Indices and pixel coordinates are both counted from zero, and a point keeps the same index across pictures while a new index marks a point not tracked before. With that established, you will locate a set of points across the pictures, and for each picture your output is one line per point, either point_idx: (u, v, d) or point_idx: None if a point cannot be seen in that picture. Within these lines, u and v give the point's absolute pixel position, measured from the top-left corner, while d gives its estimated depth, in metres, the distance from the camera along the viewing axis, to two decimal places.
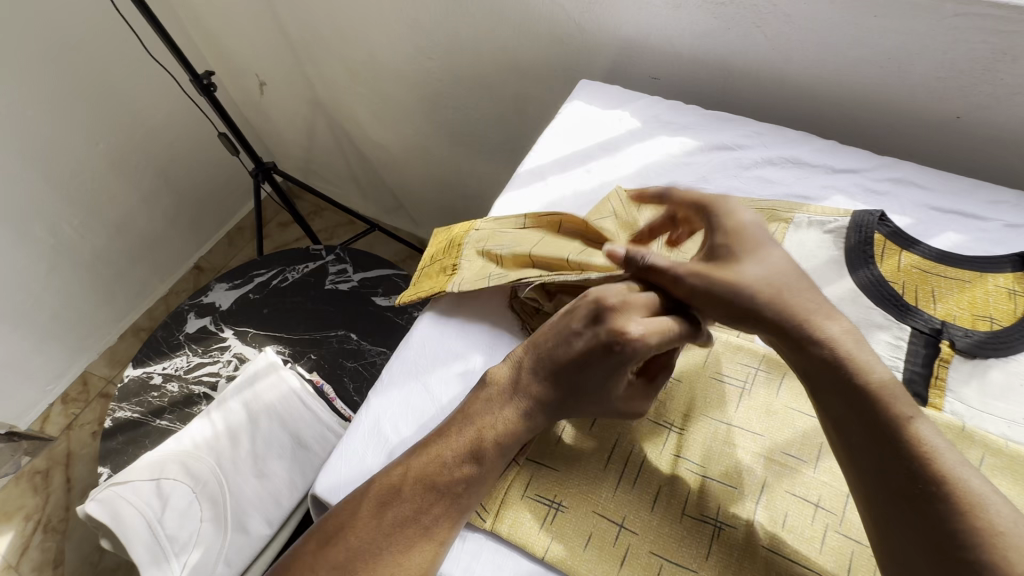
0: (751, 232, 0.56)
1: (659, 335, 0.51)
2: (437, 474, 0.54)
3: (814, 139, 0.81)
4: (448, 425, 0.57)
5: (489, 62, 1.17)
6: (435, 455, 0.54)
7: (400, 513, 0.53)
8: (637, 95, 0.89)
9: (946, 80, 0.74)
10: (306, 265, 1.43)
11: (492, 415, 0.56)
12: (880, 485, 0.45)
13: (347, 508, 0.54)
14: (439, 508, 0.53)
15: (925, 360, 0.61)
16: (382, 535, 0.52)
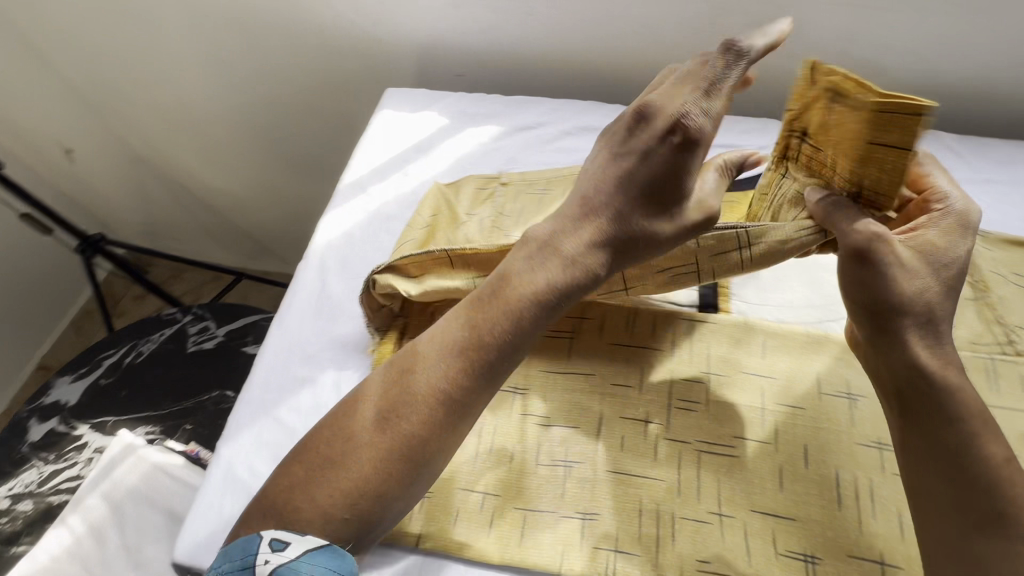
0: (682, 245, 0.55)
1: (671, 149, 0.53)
2: (432, 384, 0.52)
3: (600, 105, 0.90)
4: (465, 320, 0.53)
5: (307, 86, 1.17)
6: (444, 363, 0.52)
7: (375, 424, 0.51)
8: (442, 95, 0.94)
9: (688, 37, 0.86)
10: (161, 332, 1.32)
11: (498, 304, 0.53)
12: (931, 476, 0.47)
13: (351, 406, 0.54)
14: (438, 417, 0.51)
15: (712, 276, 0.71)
16: (361, 448, 0.50)
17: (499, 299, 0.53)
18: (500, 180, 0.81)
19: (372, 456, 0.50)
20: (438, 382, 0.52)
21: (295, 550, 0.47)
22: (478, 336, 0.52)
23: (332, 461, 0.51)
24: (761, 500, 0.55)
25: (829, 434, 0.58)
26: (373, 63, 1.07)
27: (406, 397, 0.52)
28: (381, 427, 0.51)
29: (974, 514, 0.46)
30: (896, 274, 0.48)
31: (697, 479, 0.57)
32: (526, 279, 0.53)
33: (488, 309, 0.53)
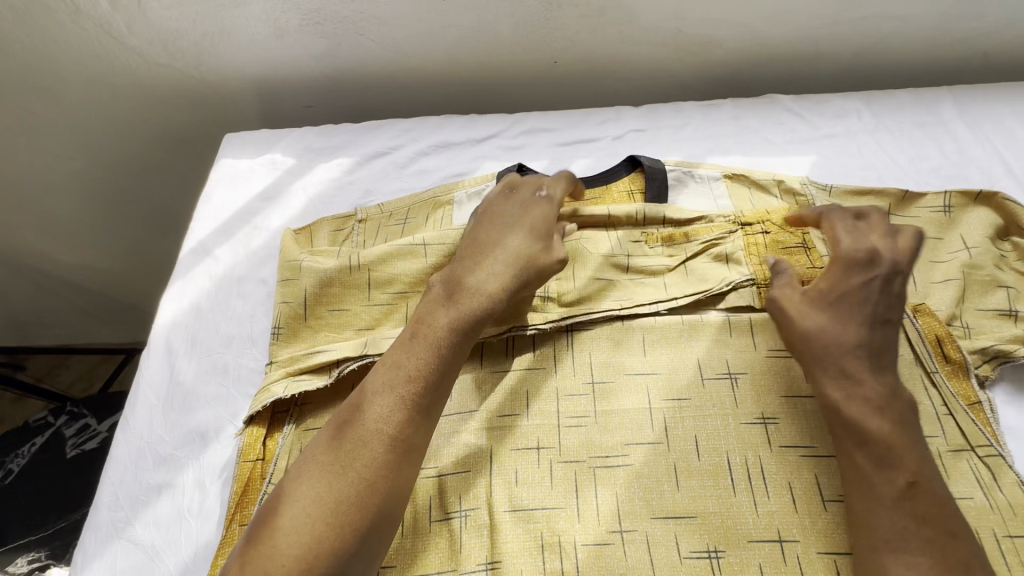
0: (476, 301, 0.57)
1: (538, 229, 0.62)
2: (383, 425, 0.49)
3: (454, 118, 0.86)
4: (405, 354, 0.53)
5: (144, 139, 1.05)
6: (391, 400, 0.50)
7: (330, 472, 0.48)
8: (285, 132, 0.87)
9: (528, 35, 0.84)
10: (32, 442, 1.16)
11: (429, 339, 0.54)
12: (856, 492, 0.49)
13: (298, 473, 0.49)
14: (395, 462, 0.49)
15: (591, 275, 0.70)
16: (319, 500, 0.46)
17: (442, 334, 0.54)
18: (356, 217, 0.75)
19: (328, 513, 0.46)
20: (392, 419, 0.50)
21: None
22: (418, 371, 0.52)
23: (283, 524, 0.45)
24: (661, 505, 0.54)
25: (716, 420, 0.58)
26: (211, 106, 0.98)
27: (359, 439, 0.49)
28: (342, 473, 0.47)
29: (872, 526, 0.47)
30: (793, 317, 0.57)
31: (595, 499, 0.55)
32: (458, 315, 0.55)
33: (431, 347, 0.53)
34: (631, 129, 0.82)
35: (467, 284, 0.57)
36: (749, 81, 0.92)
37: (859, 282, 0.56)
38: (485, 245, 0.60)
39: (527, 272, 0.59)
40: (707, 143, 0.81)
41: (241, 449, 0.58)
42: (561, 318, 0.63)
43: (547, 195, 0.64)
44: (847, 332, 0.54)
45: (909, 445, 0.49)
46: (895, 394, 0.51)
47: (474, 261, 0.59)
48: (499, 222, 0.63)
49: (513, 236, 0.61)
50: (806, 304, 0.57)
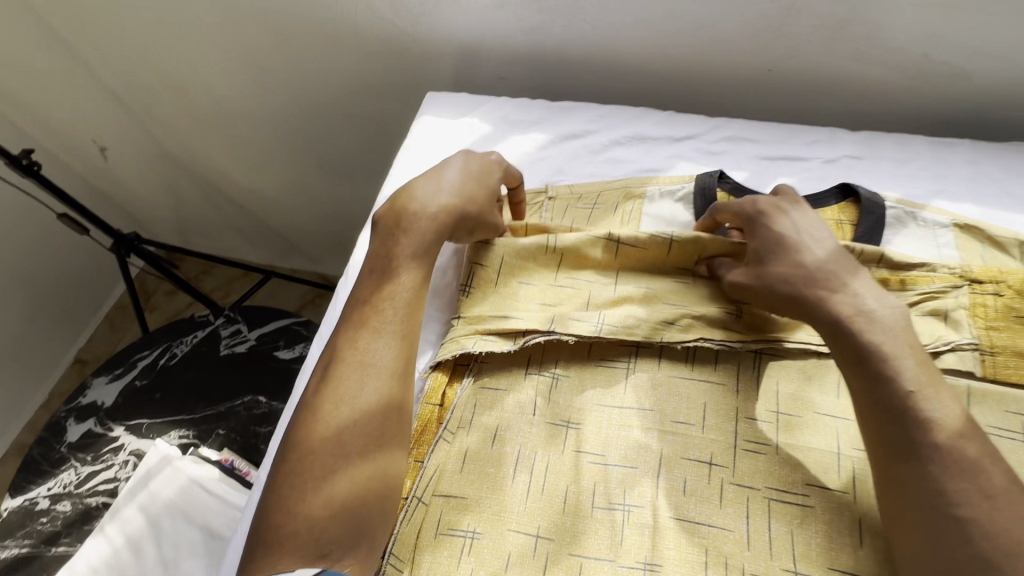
0: (418, 212, 0.64)
1: (475, 175, 0.68)
2: (367, 348, 0.57)
3: (652, 112, 0.84)
4: (372, 294, 0.61)
5: (339, 86, 1.14)
6: (372, 328, 0.58)
7: (337, 402, 0.54)
8: (483, 100, 0.90)
9: (750, 39, 0.80)
10: (194, 334, 1.31)
11: (395, 276, 0.61)
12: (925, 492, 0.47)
13: (307, 415, 0.55)
14: (388, 376, 0.56)
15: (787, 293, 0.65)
16: (329, 423, 0.53)
17: (396, 264, 0.62)
18: (546, 193, 0.76)
19: (345, 429, 0.53)
20: (374, 347, 0.57)
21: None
22: (389, 299, 0.60)
23: (306, 451, 0.52)
24: (840, 558, 0.51)
25: None
26: (410, 65, 1.04)
27: (348, 372, 0.56)
28: (342, 399, 0.54)
29: (882, 439, 0.50)
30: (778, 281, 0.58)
31: (767, 533, 0.52)
32: (409, 246, 0.63)
33: (393, 282, 0.61)
34: (846, 154, 0.77)
35: (413, 213, 0.64)
36: (987, 121, 0.82)
37: (778, 227, 0.61)
38: (434, 181, 0.67)
39: (471, 212, 0.65)
40: (933, 184, 0.73)
41: (427, 391, 0.62)
42: (751, 339, 0.61)
43: (494, 159, 0.70)
44: (799, 275, 0.57)
45: (903, 351, 0.52)
46: (881, 315, 0.54)
47: (406, 208, 0.65)
48: (441, 166, 0.69)
49: (455, 177, 0.67)
50: (751, 271, 0.60)
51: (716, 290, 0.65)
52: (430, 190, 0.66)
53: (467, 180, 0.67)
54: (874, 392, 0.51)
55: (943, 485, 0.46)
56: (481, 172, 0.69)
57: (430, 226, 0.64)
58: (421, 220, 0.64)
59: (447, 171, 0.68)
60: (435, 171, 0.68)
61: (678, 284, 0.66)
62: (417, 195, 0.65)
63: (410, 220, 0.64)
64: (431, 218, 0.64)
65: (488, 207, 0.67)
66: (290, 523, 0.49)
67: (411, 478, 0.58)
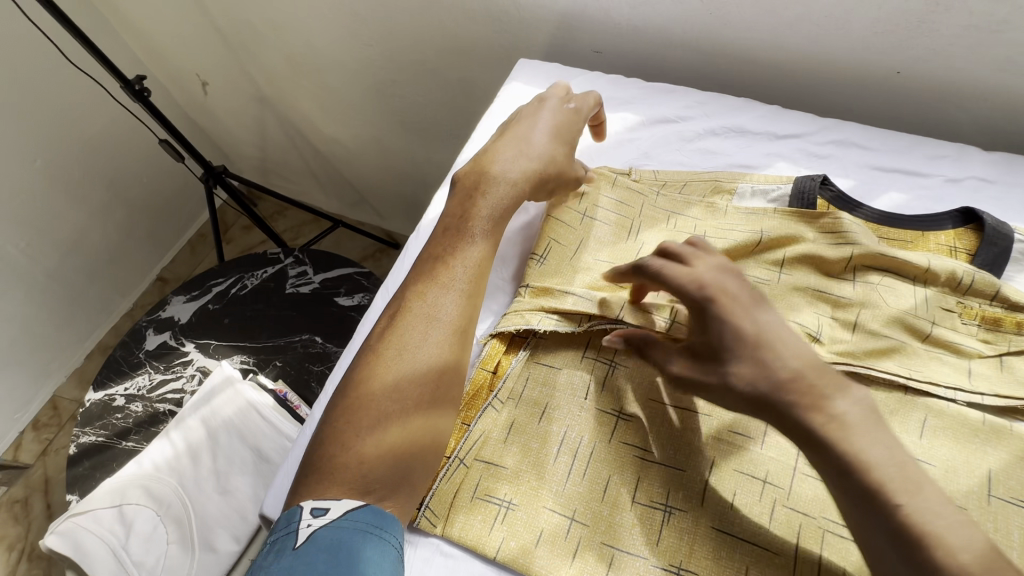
0: (504, 171, 0.65)
1: (558, 130, 0.69)
2: (437, 302, 0.57)
3: (756, 105, 0.79)
4: (446, 251, 0.61)
5: (430, 45, 1.14)
6: (442, 283, 0.58)
7: (399, 348, 0.54)
8: (576, 72, 0.87)
9: (882, 35, 0.73)
10: (264, 270, 1.38)
11: (470, 236, 0.61)
12: None
13: (366, 358, 0.55)
14: (453, 333, 0.56)
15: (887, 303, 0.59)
16: (393, 364, 0.53)
17: (471, 223, 0.62)
18: (630, 175, 0.73)
19: (404, 376, 0.53)
20: (441, 301, 0.57)
21: (336, 512, 0.46)
22: (461, 258, 0.60)
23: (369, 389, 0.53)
24: None
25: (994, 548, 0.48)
26: (505, 30, 1.02)
27: (415, 323, 0.56)
28: (405, 342, 0.54)
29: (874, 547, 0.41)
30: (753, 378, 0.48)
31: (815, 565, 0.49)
32: (486, 209, 0.63)
33: (468, 242, 0.61)
34: (973, 176, 0.69)
35: (494, 176, 0.64)
36: None
37: (720, 313, 0.50)
38: (517, 144, 0.67)
39: (555, 174, 0.67)
40: None
41: (483, 356, 0.62)
42: (834, 361, 0.56)
43: (574, 109, 0.72)
44: (736, 333, 0.49)
45: (890, 463, 0.42)
46: (858, 420, 0.44)
47: (489, 168, 0.65)
48: (525, 126, 0.69)
49: (542, 137, 0.68)
50: (707, 360, 0.50)
51: (799, 303, 0.61)
52: (516, 150, 0.66)
53: (556, 135, 0.69)
54: (845, 480, 0.43)
55: None
56: (560, 124, 0.70)
57: (517, 190, 0.64)
58: (501, 184, 0.64)
59: (527, 130, 0.68)
60: (518, 128, 0.69)
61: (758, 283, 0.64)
62: (504, 155, 0.66)
63: (494, 180, 0.64)
64: (517, 181, 0.64)
65: (575, 166, 0.69)
66: (342, 456, 0.49)
67: (456, 438, 0.58)
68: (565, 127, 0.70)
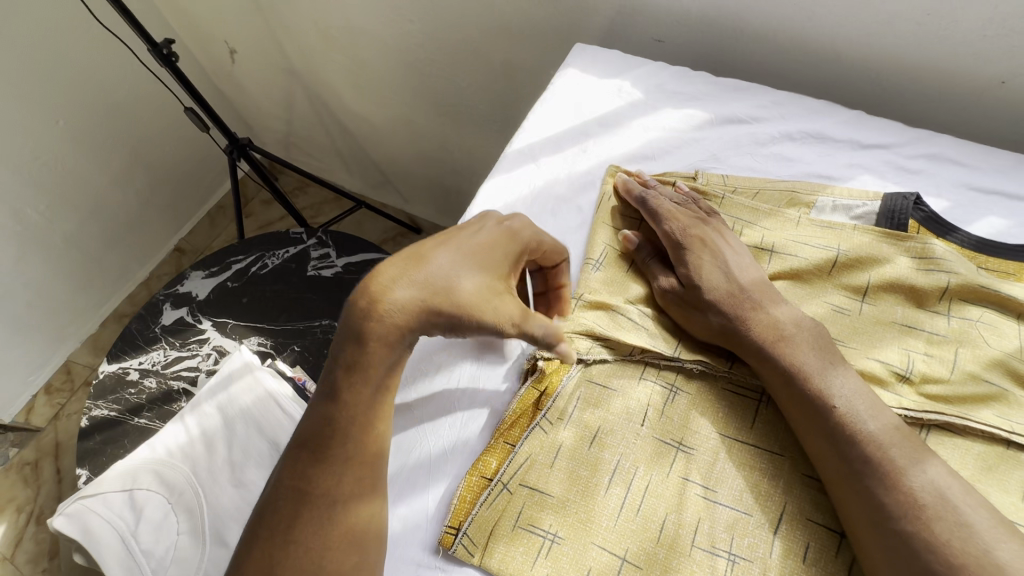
0: (384, 309, 0.51)
1: (482, 255, 0.54)
2: (316, 476, 0.49)
3: (839, 109, 0.72)
4: (325, 409, 0.51)
5: (475, 23, 1.07)
6: (318, 454, 0.49)
7: (279, 530, 0.48)
8: (639, 62, 0.80)
9: (992, 39, 0.65)
10: (286, 249, 1.34)
11: (351, 389, 0.51)
12: None
13: (252, 536, 0.49)
14: (333, 509, 0.48)
15: (991, 344, 0.53)
16: (267, 558, 0.46)
17: (350, 381, 0.51)
18: (695, 179, 0.67)
19: (289, 559, 0.46)
20: (317, 475, 0.49)
21: None
22: (344, 415, 0.50)
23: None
24: None
25: None
26: (560, 10, 0.94)
27: (292, 501, 0.48)
28: (290, 516, 0.48)
29: None
30: (722, 307, 0.56)
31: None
32: (365, 358, 0.51)
33: (343, 396, 0.51)
34: None
35: (379, 308, 0.51)
36: None
37: (700, 258, 0.59)
38: (409, 269, 0.52)
39: (463, 315, 0.52)
40: None
41: (531, 371, 0.57)
42: (926, 410, 0.51)
43: (510, 230, 0.57)
44: (763, 324, 0.54)
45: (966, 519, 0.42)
46: (918, 473, 0.45)
47: (375, 303, 0.51)
48: (435, 246, 0.54)
49: (449, 264, 0.53)
50: (693, 288, 0.58)
51: (885, 336, 0.55)
52: (409, 278, 0.52)
53: (477, 266, 0.53)
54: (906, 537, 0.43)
55: None
56: (485, 246, 0.55)
57: (400, 335, 0.51)
58: (373, 324, 0.51)
59: (434, 251, 0.54)
60: (423, 249, 0.55)
61: (836, 311, 0.57)
62: (391, 289, 0.51)
63: (377, 319, 0.51)
64: (404, 323, 0.51)
65: (494, 308, 0.52)
66: None
67: (498, 459, 0.53)
68: (499, 254, 0.55)
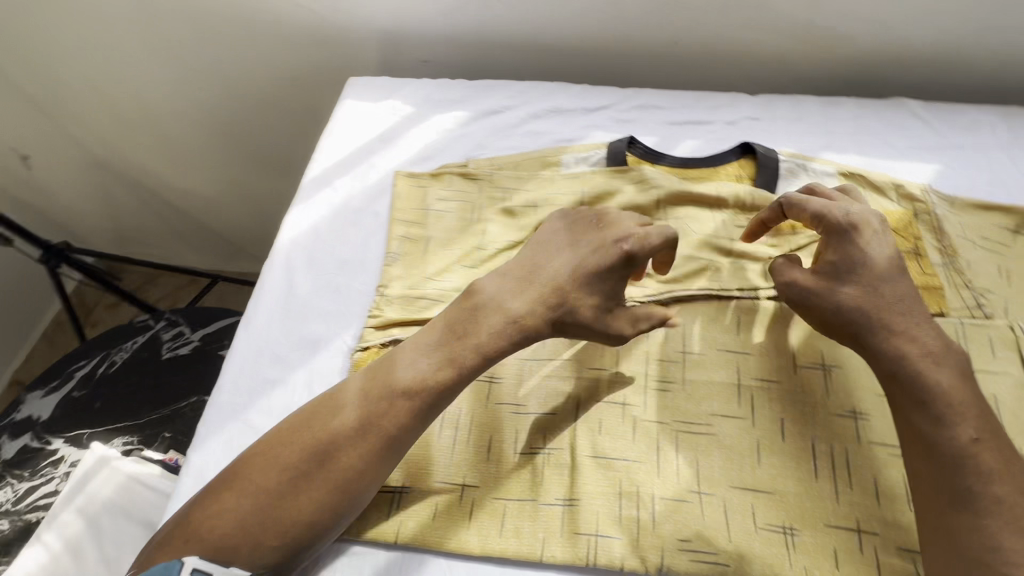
0: (476, 327, 0.57)
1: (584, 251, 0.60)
2: (383, 421, 0.53)
3: (569, 86, 0.88)
4: (409, 364, 0.56)
5: (265, 78, 1.14)
6: (389, 405, 0.54)
7: (319, 448, 0.53)
8: (405, 82, 0.91)
9: (653, 13, 0.85)
10: (134, 340, 1.28)
11: (433, 366, 0.56)
12: (949, 509, 0.47)
13: (275, 442, 0.54)
14: (380, 454, 0.53)
15: (697, 231, 0.70)
16: (302, 469, 0.52)
17: (456, 358, 0.56)
18: (467, 167, 0.79)
19: (318, 476, 0.52)
20: (387, 423, 0.53)
21: None
22: (430, 384, 0.55)
23: (251, 485, 0.52)
24: (739, 476, 0.55)
25: (804, 406, 0.59)
26: (337, 54, 1.05)
27: (344, 434, 0.53)
28: (333, 443, 0.53)
29: (929, 471, 0.49)
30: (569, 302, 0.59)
31: (750, 500, 0.54)
32: (467, 346, 0.56)
33: (437, 371, 0.55)
34: (745, 116, 0.82)
35: (484, 311, 0.57)
36: (878, 81, 0.89)
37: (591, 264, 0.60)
38: (502, 276, 0.60)
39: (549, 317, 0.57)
40: (823, 138, 0.79)
41: (355, 361, 0.64)
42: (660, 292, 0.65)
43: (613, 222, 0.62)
44: (851, 263, 0.56)
45: (960, 393, 0.50)
46: (932, 352, 0.52)
47: (484, 303, 0.58)
48: (531, 255, 0.61)
49: (558, 266, 0.59)
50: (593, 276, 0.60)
51: None
52: (539, 288, 0.58)
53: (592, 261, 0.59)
54: (921, 405, 0.50)
55: (991, 523, 0.46)
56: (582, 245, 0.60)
57: (496, 344, 0.56)
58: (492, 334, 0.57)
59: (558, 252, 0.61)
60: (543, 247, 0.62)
61: None
62: (500, 301, 0.58)
63: (479, 338, 0.56)
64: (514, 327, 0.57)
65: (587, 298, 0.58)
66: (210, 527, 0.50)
67: None
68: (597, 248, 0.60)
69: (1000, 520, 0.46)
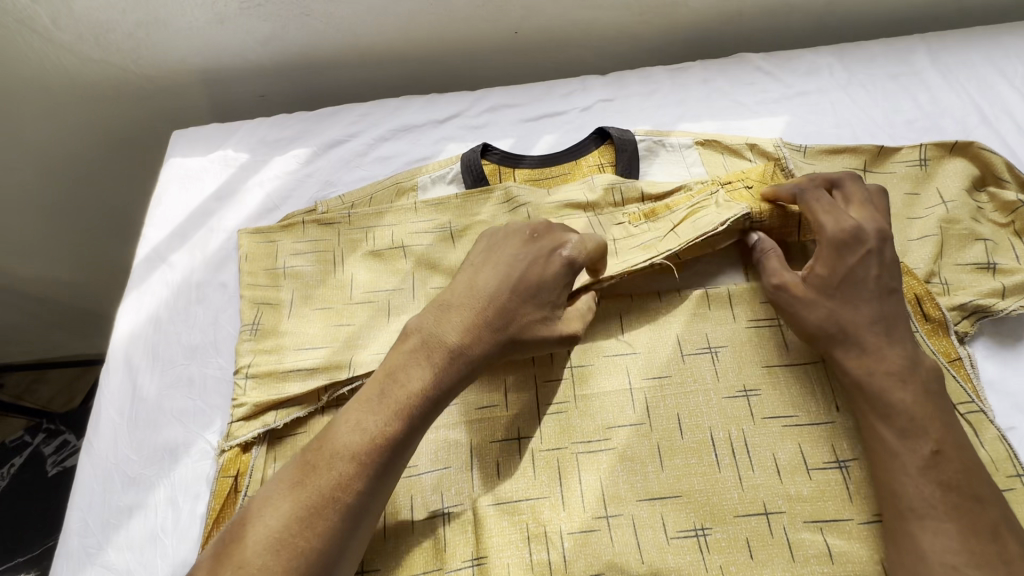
0: (412, 379, 0.47)
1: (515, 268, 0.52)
2: (342, 486, 0.43)
3: (414, 99, 0.82)
4: (360, 414, 0.46)
5: (90, 138, 1.00)
6: (345, 466, 0.44)
7: (276, 537, 0.41)
8: (236, 126, 0.82)
9: (483, 6, 0.81)
10: (10, 463, 1.08)
11: (381, 418, 0.45)
12: (904, 516, 0.47)
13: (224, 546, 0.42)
14: (345, 524, 0.43)
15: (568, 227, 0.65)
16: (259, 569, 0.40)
17: (406, 401, 0.46)
18: (316, 211, 0.71)
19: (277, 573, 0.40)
20: (347, 486, 0.43)
21: None
22: (386, 431, 0.45)
23: None
24: (646, 487, 0.53)
25: (699, 397, 0.56)
26: (164, 99, 0.96)
27: (306, 508, 0.42)
28: (291, 528, 0.41)
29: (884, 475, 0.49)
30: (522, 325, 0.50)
31: (658, 510, 0.52)
32: (411, 388, 0.47)
33: (386, 423, 0.45)
34: (598, 99, 0.79)
35: (418, 351, 0.48)
36: (719, 41, 0.89)
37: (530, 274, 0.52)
38: (434, 307, 0.51)
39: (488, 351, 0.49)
40: (678, 108, 0.78)
41: (221, 465, 0.57)
42: None
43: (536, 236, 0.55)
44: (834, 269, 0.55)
45: (912, 397, 0.50)
46: (892, 357, 0.52)
47: (423, 339, 0.49)
48: (464, 277, 0.53)
49: (490, 290, 0.51)
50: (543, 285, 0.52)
51: None
52: (476, 317, 0.49)
53: (523, 278, 0.51)
54: (880, 411, 0.50)
55: (940, 527, 0.45)
56: (508, 264, 0.52)
57: (441, 382, 0.47)
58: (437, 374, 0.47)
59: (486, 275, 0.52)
60: (473, 272, 0.53)
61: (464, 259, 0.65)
62: (453, 338, 0.48)
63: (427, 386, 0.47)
64: (456, 361, 0.48)
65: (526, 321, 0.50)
66: None
67: None
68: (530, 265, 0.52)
69: (948, 523, 0.46)
